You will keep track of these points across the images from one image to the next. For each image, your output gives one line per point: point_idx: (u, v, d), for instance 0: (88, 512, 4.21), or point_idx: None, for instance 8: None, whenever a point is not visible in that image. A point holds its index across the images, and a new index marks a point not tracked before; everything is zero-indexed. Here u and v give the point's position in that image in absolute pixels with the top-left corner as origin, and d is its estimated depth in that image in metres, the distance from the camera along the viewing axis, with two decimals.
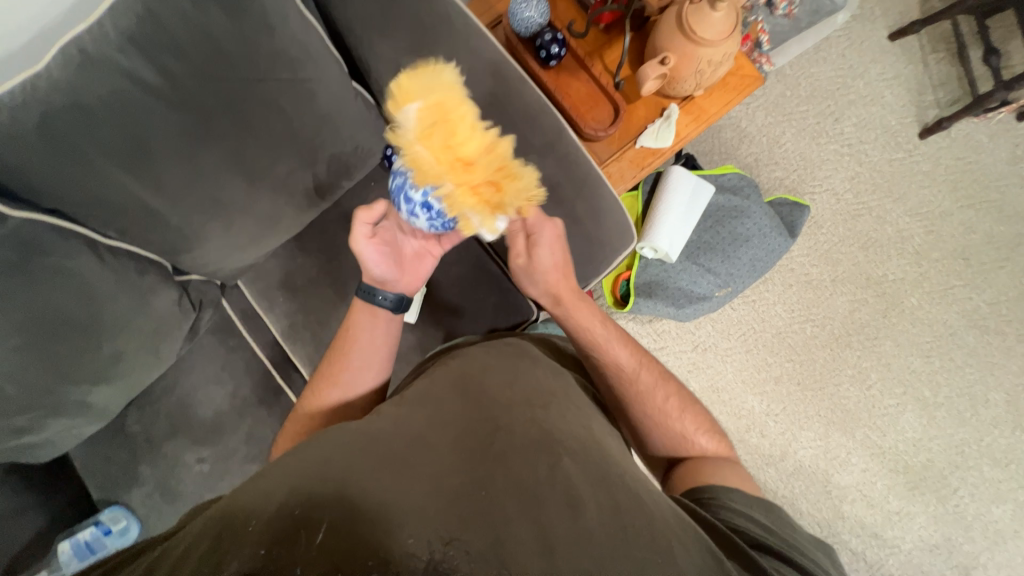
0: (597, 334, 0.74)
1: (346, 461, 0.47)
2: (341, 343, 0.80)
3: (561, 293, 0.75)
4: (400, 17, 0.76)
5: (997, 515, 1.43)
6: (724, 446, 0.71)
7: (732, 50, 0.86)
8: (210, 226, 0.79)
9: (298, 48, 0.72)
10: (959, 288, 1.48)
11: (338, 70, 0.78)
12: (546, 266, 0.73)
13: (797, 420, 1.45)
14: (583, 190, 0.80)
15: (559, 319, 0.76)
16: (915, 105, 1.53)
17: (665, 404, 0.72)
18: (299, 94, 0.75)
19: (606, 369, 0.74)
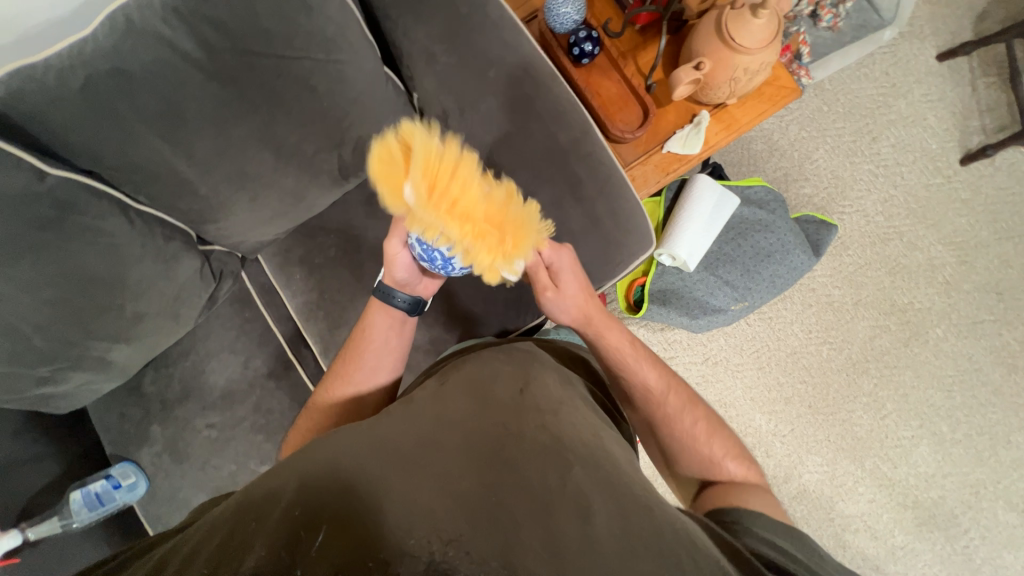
0: (626, 355, 0.76)
1: (353, 460, 0.49)
2: (357, 342, 0.81)
3: (591, 315, 0.76)
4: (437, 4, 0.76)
5: (1008, 561, 1.38)
6: (753, 473, 0.69)
7: (770, 59, 0.84)
8: (236, 198, 0.81)
9: (334, 27, 0.73)
10: (989, 323, 1.43)
11: (371, 53, 0.79)
12: (573, 293, 0.75)
13: (804, 443, 1.42)
14: (605, 191, 0.79)
15: (589, 340, 0.77)
16: (959, 129, 1.47)
17: (694, 428, 0.72)
18: (331, 75, 0.76)
19: (632, 392, 0.75)
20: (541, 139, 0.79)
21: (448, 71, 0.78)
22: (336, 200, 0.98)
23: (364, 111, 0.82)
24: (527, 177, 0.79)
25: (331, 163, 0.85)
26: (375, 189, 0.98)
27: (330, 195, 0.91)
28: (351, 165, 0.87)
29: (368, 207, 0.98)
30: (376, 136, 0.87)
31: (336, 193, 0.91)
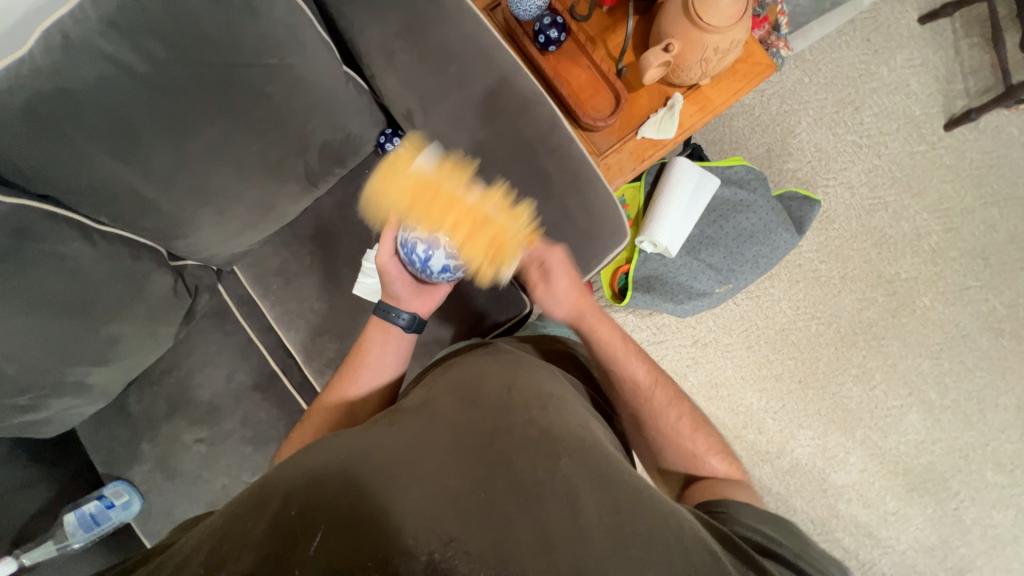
0: (618, 348, 0.75)
1: (341, 458, 0.48)
2: (358, 356, 0.81)
3: (583, 310, 0.75)
4: None
5: (997, 520, 1.41)
6: (735, 469, 0.69)
7: (741, 37, 0.81)
8: (202, 213, 0.80)
9: (286, 29, 0.70)
10: (975, 289, 1.43)
11: (328, 53, 0.76)
12: (565, 288, 0.74)
13: (796, 418, 1.43)
14: (577, 184, 0.77)
15: (578, 329, 0.76)
16: (943, 94, 1.44)
17: (678, 423, 0.71)
18: (286, 81, 0.73)
19: (620, 383, 0.73)
20: (508, 135, 0.77)
21: (408, 68, 0.76)
22: (308, 207, 0.96)
23: (325, 114, 0.80)
24: (496, 175, 0.78)
25: (297, 169, 0.84)
26: (347, 192, 0.97)
27: (301, 201, 0.89)
28: (318, 170, 0.86)
29: (341, 211, 0.96)
30: (341, 139, 0.85)
31: (306, 199, 0.90)
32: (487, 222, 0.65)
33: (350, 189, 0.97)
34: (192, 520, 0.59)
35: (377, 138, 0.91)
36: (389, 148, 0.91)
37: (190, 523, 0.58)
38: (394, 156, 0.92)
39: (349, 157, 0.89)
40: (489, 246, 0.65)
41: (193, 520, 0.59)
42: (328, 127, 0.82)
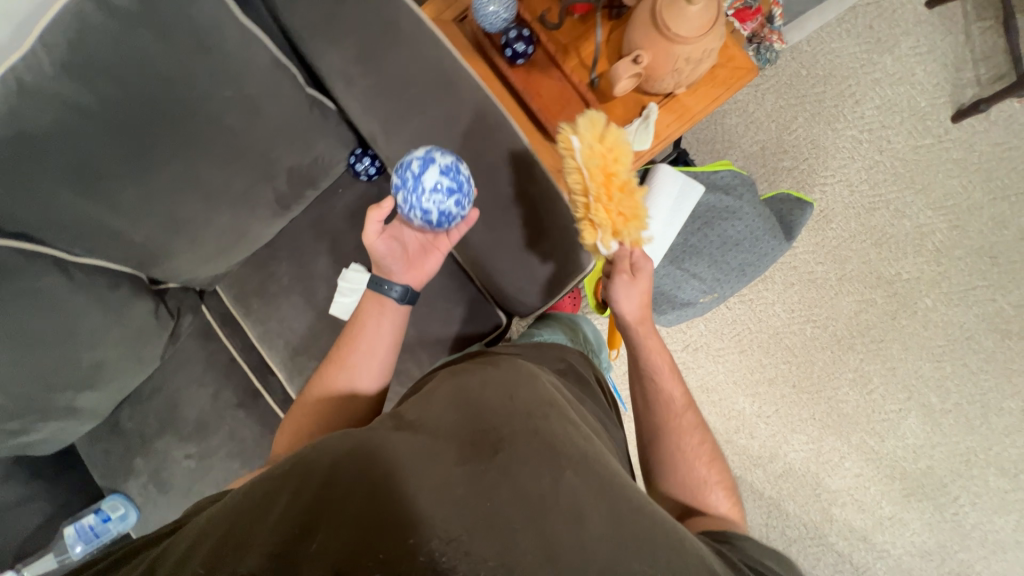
0: (665, 366, 0.79)
1: (347, 455, 0.48)
2: (346, 338, 0.78)
3: (647, 320, 0.80)
4: (346, 24, 0.73)
5: (999, 526, 1.38)
6: (737, 510, 0.70)
7: (714, 46, 0.78)
8: (175, 241, 0.81)
9: (240, 59, 0.71)
10: (981, 289, 1.37)
11: (287, 80, 0.76)
12: (645, 296, 0.77)
13: (789, 423, 1.41)
14: (537, 211, 0.76)
15: (628, 335, 0.80)
16: (951, 83, 1.37)
17: (697, 448, 0.74)
18: (245, 111, 0.74)
19: (656, 397, 0.78)
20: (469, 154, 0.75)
21: (368, 93, 0.75)
22: (283, 228, 0.97)
23: (289, 139, 0.81)
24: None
25: (266, 195, 0.84)
26: (322, 212, 0.97)
27: (273, 224, 0.90)
28: (288, 194, 0.87)
29: (316, 231, 0.97)
30: (309, 163, 0.86)
31: (279, 222, 0.91)
32: (627, 196, 0.71)
33: (324, 208, 0.97)
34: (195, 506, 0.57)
35: (348, 158, 0.91)
36: (360, 169, 0.91)
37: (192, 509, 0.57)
38: (365, 177, 0.92)
39: (319, 179, 0.90)
40: (625, 219, 0.71)
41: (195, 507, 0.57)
42: (293, 152, 0.82)
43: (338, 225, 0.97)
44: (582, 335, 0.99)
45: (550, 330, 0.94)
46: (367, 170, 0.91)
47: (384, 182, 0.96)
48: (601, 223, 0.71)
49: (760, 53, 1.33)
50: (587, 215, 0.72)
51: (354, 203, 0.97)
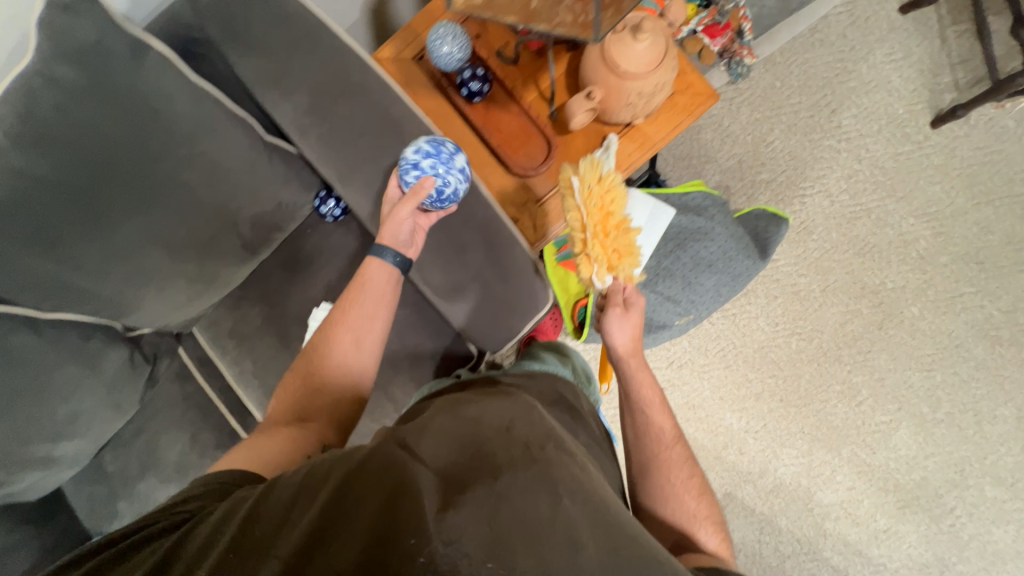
0: (655, 396, 0.77)
1: (353, 468, 0.47)
2: (338, 313, 0.74)
3: (636, 350, 0.79)
4: (297, 78, 0.75)
5: (998, 536, 1.35)
6: (725, 548, 0.68)
7: (666, 79, 0.78)
8: (144, 293, 0.82)
9: (196, 119, 0.74)
10: (969, 295, 1.35)
11: (243, 134, 0.79)
12: (635, 324, 0.78)
13: (778, 437, 1.40)
14: (492, 253, 0.80)
15: (620, 369, 0.79)
16: (928, 88, 1.35)
17: (686, 482, 0.71)
18: (202, 166, 0.76)
19: (645, 428, 0.75)
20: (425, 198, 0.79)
21: (322, 145, 0.77)
22: (254, 269, 0.99)
23: (249, 188, 0.83)
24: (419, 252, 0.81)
25: (231, 243, 0.86)
26: (291, 252, 0.99)
27: (242, 269, 0.91)
28: (254, 240, 0.88)
29: (286, 271, 0.98)
30: (273, 209, 0.88)
31: (247, 266, 0.92)
32: (621, 235, 0.78)
33: (292, 249, 0.99)
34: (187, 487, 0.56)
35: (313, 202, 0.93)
36: (325, 211, 0.92)
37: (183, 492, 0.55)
38: (331, 217, 0.94)
39: (284, 224, 0.91)
40: (619, 255, 0.79)
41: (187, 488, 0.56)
42: (256, 201, 0.84)
43: (308, 265, 0.98)
44: (575, 363, 0.91)
45: (542, 361, 0.85)
46: (332, 212, 0.93)
47: (351, 222, 0.98)
48: (597, 257, 0.79)
49: (731, 66, 1.31)
50: (584, 250, 0.80)
51: (323, 244, 0.98)
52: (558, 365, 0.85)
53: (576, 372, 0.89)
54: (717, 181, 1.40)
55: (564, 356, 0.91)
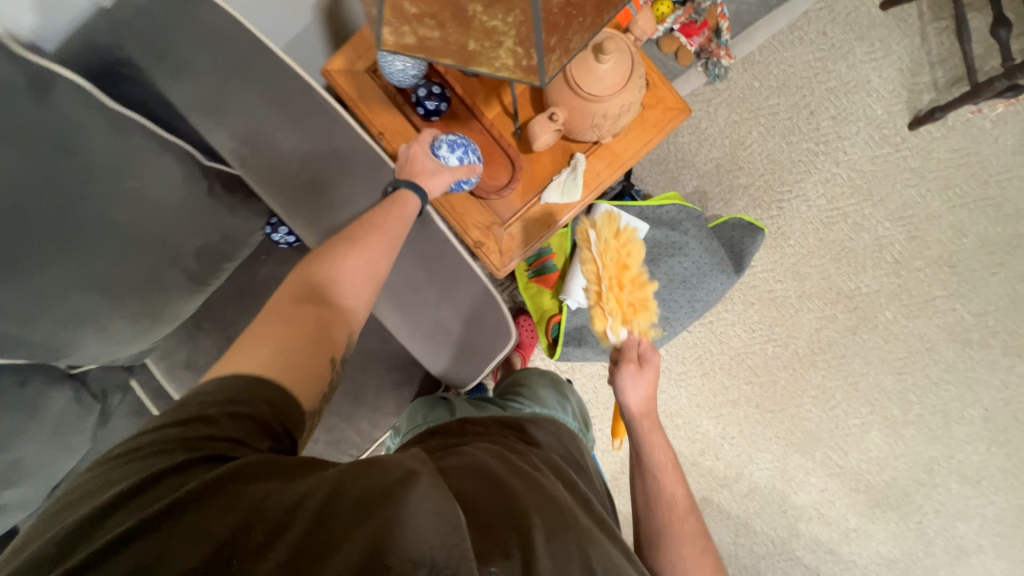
0: (667, 461, 0.70)
1: (389, 473, 0.43)
2: (366, 233, 0.69)
3: (648, 408, 0.73)
4: (230, 105, 0.75)
5: (962, 530, 1.39)
6: None
7: (632, 100, 0.74)
8: (80, 335, 0.76)
9: (120, 153, 0.71)
10: (941, 299, 1.35)
11: (178, 165, 0.77)
12: (646, 379, 0.73)
13: (754, 442, 1.41)
14: (448, 289, 0.79)
15: (630, 427, 0.72)
16: (907, 88, 1.32)
17: (698, 560, 0.65)
18: (133, 201, 0.73)
19: (656, 498, 0.68)
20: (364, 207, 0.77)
21: (265, 172, 0.77)
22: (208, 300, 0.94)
23: (191, 219, 0.79)
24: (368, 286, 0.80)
25: (177, 278, 0.81)
26: (245, 278, 0.94)
27: (192, 301, 0.86)
28: (201, 271, 0.84)
29: (241, 300, 0.94)
30: (219, 239, 0.84)
31: (197, 299, 0.87)
32: (636, 290, 0.79)
33: (247, 275, 0.95)
34: (188, 408, 0.48)
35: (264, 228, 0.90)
36: (277, 238, 0.90)
37: (181, 420, 0.47)
38: (284, 243, 0.92)
39: (233, 254, 0.88)
40: (634, 308, 0.78)
41: (189, 409, 0.48)
42: (201, 232, 0.81)
43: (264, 293, 0.95)
44: (576, 406, 0.85)
45: (541, 404, 0.78)
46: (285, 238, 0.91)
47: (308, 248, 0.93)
48: (612, 311, 0.78)
49: (709, 68, 1.26)
50: (599, 304, 0.79)
51: (281, 269, 0.95)
52: (559, 410, 0.79)
53: (577, 419, 0.82)
54: (694, 186, 1.37)
55: (565, 397, 0.84)
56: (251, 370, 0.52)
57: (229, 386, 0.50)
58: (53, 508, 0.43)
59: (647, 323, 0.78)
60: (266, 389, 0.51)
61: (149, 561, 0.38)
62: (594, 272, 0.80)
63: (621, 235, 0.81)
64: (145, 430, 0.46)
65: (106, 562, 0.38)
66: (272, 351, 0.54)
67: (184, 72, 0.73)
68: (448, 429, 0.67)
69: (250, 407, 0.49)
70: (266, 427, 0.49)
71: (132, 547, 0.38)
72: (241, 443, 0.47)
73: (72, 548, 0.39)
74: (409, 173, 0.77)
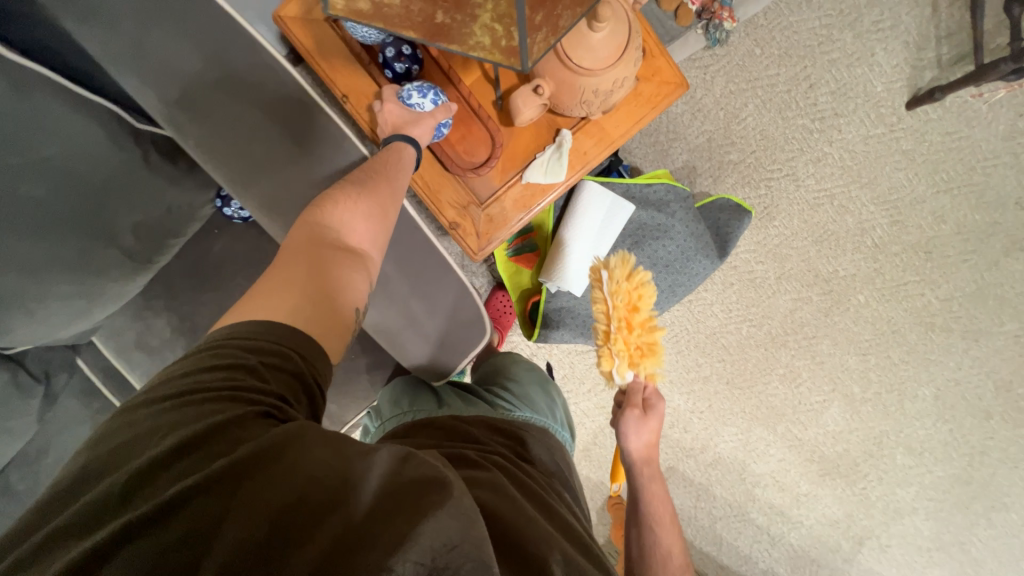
0: (662, 507, 0.83)
1: (418, 474, 0.45)
2: (385, 192, 0.69)
3: (651, 455, 0.85)
4: (175, 74, 0.74)
5: (901, 496, 1.48)
6: None
7: (625, 75, 0.67)
8: (12, 317, 0.73)
9: (55, 123, 0.70)
10: (913, 284, 1.36)
11: (108, 140, 0.76)
12: (651, 429, 0.83)
13: (721, 416, 1.47)
14: (420, 283, 0.81)
15: (633, 468, 0.85)
16: (910, 65, 1.26)
17: None
18: (71, 173, 0.72)
19: (648, 538, 0.81)
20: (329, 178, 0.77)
21: (206, 138, 0.77)
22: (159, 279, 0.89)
23: (130, 195, 0.80)
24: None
25: (115, 255, 0.81)
26: (197, 255, 0.94)
27: (135, 281, 0.86)
28: (142, 249, 0.84)
29: (191, 275, 0.94)
30: (162, 214, 0.85)
31: (142, 277, 0.87)
32: (645, 333, 0.83)
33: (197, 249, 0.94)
34: (232, 356, 0.49)
35: (215, 199, 0.92)
36: (230, 212, 0.92)
37: (229, 373, 0.49)
38: (238, 217, 0.92)
39: (176, 230, 0.88)
40: (642, 352, 0.83)
41: (234, 356, 0.50)
42: (139, 208, 0.82)
43: (217, 266, 0.94)
44: (564, 410, 0.86)
45: (534, 409, 0.79)
46: (239, 212, 0.92)
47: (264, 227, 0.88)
48: (620, 353, 0.83)
49: (709, 31, 1.19)
50: (607, 344, 0.85)
51: (233, 247, 0.94)
52: (551, 417, 0.80)
53: (566, 426, 0.83)
54: (684, 161, 1.32)
55: (552, 398, 0.86)
56: (283, 319, 0.53)
57: (264, 333, 0.51)
58: (107, 446, 0.45)
59: (656, 365, 0.83)
60: (301, 342, 0.53)
61: (206, 517, 0.40)
62: (605, 314, 0.84)
63: (633, 276, 0.83)
64: (194, 375, 0.48)
65: (164, 514, 0.40)
66: (303, 297, 0.56)
67: (122, 50, 0.73)
68: (442, 424, 0.69)
69: (289, 362, 0.51)
70: (305, 399, 0.52)
71: (190, 500, 0.40)
72: (286, 404, 0.49)
73: (132, 494, 0.41)
74: (392, 127, 0.75)
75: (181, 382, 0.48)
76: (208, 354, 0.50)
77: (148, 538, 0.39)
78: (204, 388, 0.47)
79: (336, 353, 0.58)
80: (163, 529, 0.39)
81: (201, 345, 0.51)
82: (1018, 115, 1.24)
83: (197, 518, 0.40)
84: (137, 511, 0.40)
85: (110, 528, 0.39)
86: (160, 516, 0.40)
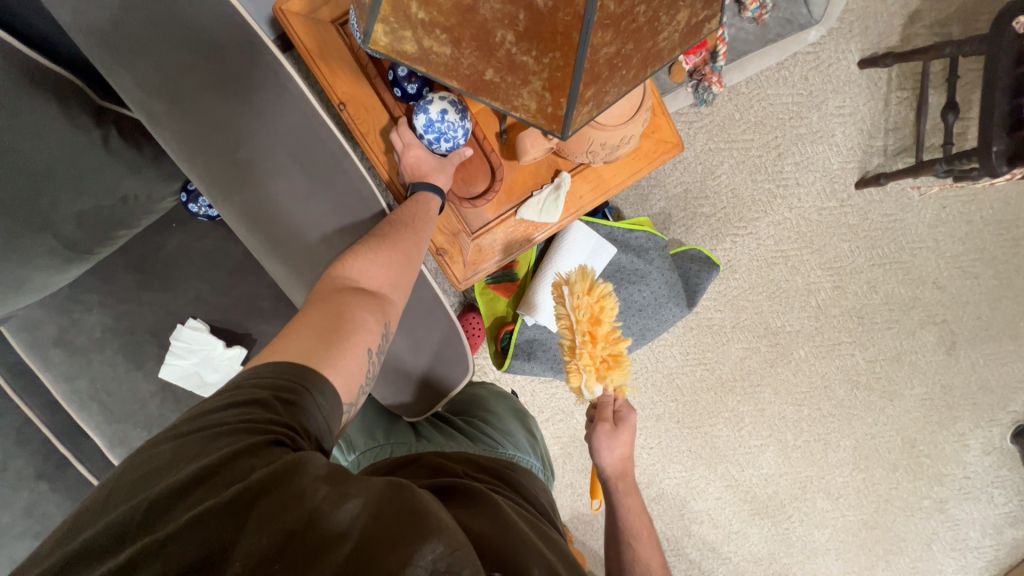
0: (639, 526, 0.83)
1: (412, 499, 0.44)
2: (405, 237, 0.70)
3: (625, 470, 0.85)
4: (146, 56, 0.71)
5: (816, 536, 1.59)
6: None
7: (632, 134, 0.71)
8: None
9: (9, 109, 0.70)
10: (845, 344, 1.49)
11: (63, 125, 0.75)
12: (621, 443, 0.83)
13: (668, 453, 1.53)
14: (413, 310, 0.81)
15: (608, 485, 0.86)
16: (863, 150, 1.39)
17: None
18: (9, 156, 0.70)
19: (631, 564, 0.80)
20: (324, 198, 0.76)
21: (188, 137, 0.74)
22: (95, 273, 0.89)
23: (75, 183, 0.78)
24: (285, 267, 0.78)
25: (45, 243, 0.78)
26: (146, 250, 0.94)
27: (63, 270, 0.84)
28: (80, 239, 0.82)
29: (136, 271, 0.93)
30: (116, 203, 0.83)
31: (74, 268, 0.85)
32: (610, 346, 0.81)
33: (149, 245, 0.94)
34: (251, 393, 0.49)
35: (181, 194, 0.92)
36: (195, 209, 0.92)
37: (244, 409, 0.48)
38: (203, 214, 0.93)
39: (131, 222, 0.88)
40: (608, 366, 0.81)
41: (252, 395, 0.49)
42: (84, 196, 0.79)
43: (166, 264, 0.94)
44: (542, 447, 0.85)
45: (517, 447, 0.77)
46: (204, 209, 0.92)
47: None
48: (587, 370, 0.81)
49: (698, 91, 1.22)
50: (574, 360, 0.82)
51: (190, 246, 0.95)
52: (530, 453, 0.78)
53: (542, 461, 0.82)
54: (661, 208, 1.40)
55: (532, 436, 0.85)
56: (294, 359, 0.53)
57: (280, 372, 0.51)
58: (130, 476, 0.44)
59: (622, 379, 0.81)
60: (310, 378, 0.52)
61: (221, 540, 0.39)
62: (565, 332, 0.82)
63: (595, 289, 0.81)
64: (213, 412, 0.47)
65: (180, 537, 0.39)
66: (313, 339, 0.56)
67: (94, 28, 0.70)
68: (427, 461, 0.64)
69: (302, 400, 0.50)
70: (316, 430, 0.50)
71: (203, 525, 0.39)
72: (296, 434, 0.47)
73: (152, 518, 0.40)
74: (410, 161, 0.76)
75: (198, 417, 0.47)
76: (226, 393, 0.49)
77: (164, 560, 0.38)
78: (222, 424, 0.46)
79: (349, 392, 0.56)
80: (179, 552, 0.38)
81: (226, 385, 0.51)
82: (943, 206, 1.41)
83: (213, 541, 0.39)
84: (157, 536, 0.39)
85: (135, 549, 0.39)
86: (178, 538, 0.39)
